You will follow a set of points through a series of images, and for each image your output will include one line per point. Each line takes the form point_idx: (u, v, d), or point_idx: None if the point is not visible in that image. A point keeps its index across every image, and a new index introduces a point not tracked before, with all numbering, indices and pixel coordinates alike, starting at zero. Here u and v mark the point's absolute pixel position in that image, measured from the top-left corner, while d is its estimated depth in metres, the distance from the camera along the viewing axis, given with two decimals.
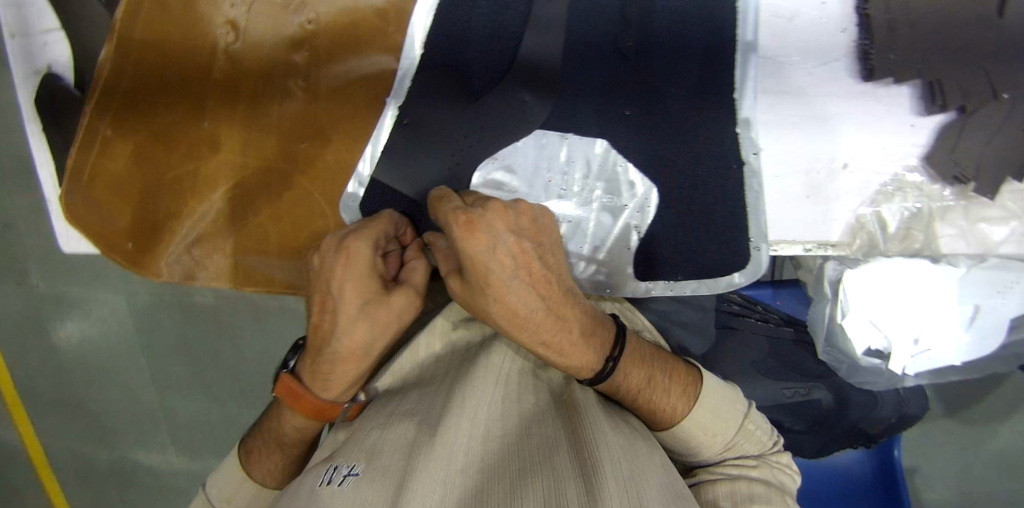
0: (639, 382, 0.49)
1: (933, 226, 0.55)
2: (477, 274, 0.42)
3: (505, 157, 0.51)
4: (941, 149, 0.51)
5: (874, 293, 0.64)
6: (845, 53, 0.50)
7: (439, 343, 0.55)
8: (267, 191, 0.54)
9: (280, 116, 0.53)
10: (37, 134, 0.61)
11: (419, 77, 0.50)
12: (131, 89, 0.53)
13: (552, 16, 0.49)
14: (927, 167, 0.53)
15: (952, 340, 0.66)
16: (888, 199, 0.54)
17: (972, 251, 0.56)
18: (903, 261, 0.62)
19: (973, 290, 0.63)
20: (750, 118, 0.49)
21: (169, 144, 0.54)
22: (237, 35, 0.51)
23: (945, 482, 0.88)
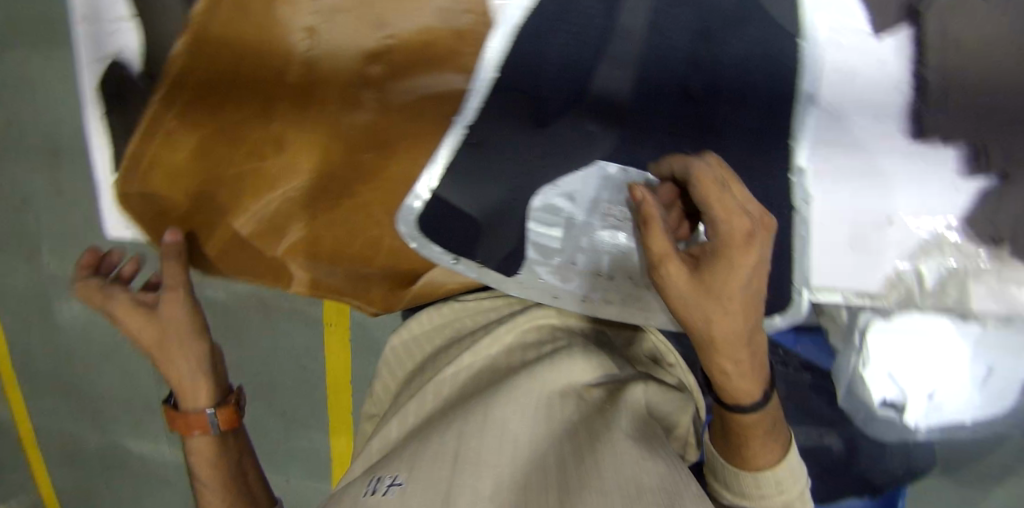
0: (761, 427, 0.50)
1: (967, 285, 0.57)
2: (728, 291, 0.44)
3: (568, 185, 0.55)
4: (982, 211, 0.54)
5: (897, 348, 0.64)
6: (898, 111, 0.51)
7: (479, 360, 0.58)
8: (325, 199, 0.57)
9: (348, 127, 0.53)
10: (100, 118, 0.63)
11: (490, 98, 0.51)
12: (204, 83, 0.54)
13: (622, 51, 0.49)
14: (965, 228, 0.55)
15: (961, 394, 0.66)
16: (923, 256, 0.56)
17: (1001, 311, 0.58)
18: (928, 321, 0.62)
19: (988, 352, 0.65)
20: (806, 167, 0.52)
21: (236, 141, 0.56)
22: (315, 42, 0.50)
23: None
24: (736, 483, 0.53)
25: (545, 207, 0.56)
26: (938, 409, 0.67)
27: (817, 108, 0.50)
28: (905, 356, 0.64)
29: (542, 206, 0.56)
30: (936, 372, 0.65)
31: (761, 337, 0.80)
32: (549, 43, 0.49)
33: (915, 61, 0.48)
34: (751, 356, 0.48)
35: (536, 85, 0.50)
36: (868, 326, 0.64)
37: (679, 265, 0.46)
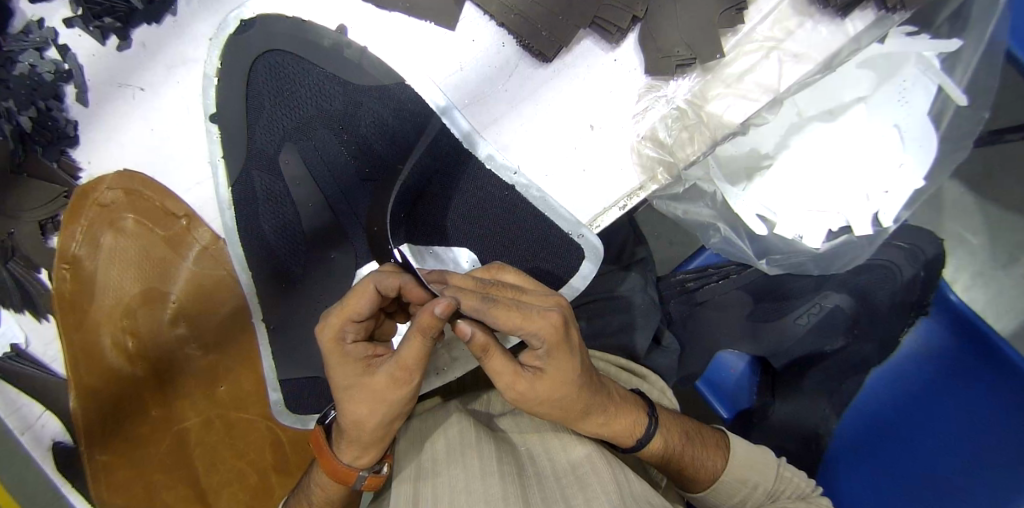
0: (682, 438, 0.59)
1: (711, 87, 0.61)
2: (548, 379, 0.46)
3: (458, 115, 0.60)
4: (648, 49, 0.59)
5: (771, 189, 0.79)
6: (588, 39, 0.60)
7: (457, 413, 0.62)
8: (228, 410, 0.72)
9: (185, 238, 0.68)
10: (73, 493, 0.72)
11: (342, 104, 0.62)
12: (70, 297, 0.68)
13: (323, 32, 0.61)
14: (653, 74, 0.60)
15: (898, 170, 0.79)
16: (718, 72, 0.61)
17: (761, 91, 0.60)
18: (866, 162, 0.79)
19: (880, 117, 0.79)
20: (653, 85, 0.61)
21: (124, 339, 0.69)
22: (112, 186, 0.67)
23: (972, 226, 0.97)
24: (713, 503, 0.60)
25: (451, 126, 0.60)
26: (886, 198, 0.79)
27: (576, 54, 0.60)
28: (777, 191, 0.79)
29: (446, 120, 0.60)
30: (855, 162, 0.79)
31: (688, 272, 0.87)
32: (290, 73, 0.62)
33: (490, 18, 0.59)
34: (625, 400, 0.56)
35: (438, 124, 0.61)
36: (722, 196, 0.77)
37: (525, 380, 0.46)
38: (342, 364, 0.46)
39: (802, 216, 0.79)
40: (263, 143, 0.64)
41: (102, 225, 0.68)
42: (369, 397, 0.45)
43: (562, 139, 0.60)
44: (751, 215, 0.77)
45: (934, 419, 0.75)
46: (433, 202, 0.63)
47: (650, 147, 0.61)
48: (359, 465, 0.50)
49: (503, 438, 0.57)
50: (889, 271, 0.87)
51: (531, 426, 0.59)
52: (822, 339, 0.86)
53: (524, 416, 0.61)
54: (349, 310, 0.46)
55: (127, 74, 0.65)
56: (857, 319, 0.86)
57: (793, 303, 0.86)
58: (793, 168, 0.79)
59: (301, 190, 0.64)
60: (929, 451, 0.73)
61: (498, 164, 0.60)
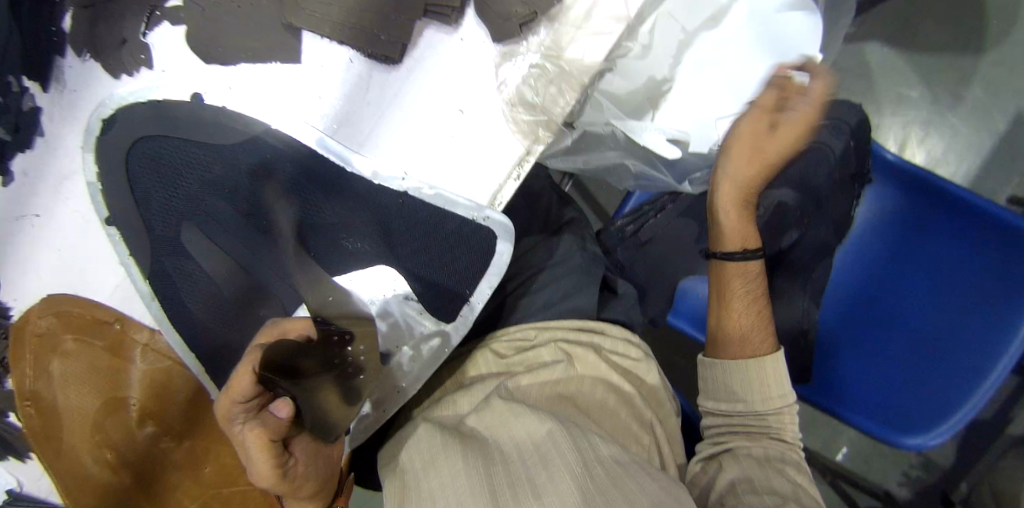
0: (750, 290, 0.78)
1: (564, 32, 0.60)
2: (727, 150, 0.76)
3: (332, 141, 0.59)
4: (491, 15, 0.59)
5: (679, 111, 0.76)
6: (430, 29, 0.60)
7: (432, 420, 0.63)
8: (223, 484, 0.74)
9: (125, 340, 0.70)
10: None
11: (223, 166, 0.63)
12: (43, 427, 0.69)
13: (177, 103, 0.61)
14: (503, 39, 0.59)
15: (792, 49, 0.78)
16: (565, 19, 0.60)
17: (616, 23, 0.60)
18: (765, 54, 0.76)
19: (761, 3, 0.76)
20: (508, 50, 0.60)
21: (101, 453, 0.70)
22: (38, 314, 0.68)
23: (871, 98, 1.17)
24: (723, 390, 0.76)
25: (329, 153, 0.59)
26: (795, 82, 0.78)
27: (423, 46, 0.60)
28: (684, 112, 0.76)
29: (324, 151, 0.59)
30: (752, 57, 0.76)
31: (625, 218, 0.87)
32: (165, 154, 0.63)
33: (330, 39, 0.59)
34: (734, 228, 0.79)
35: (319, 158, 0.61)
36: (625, 134, 0.73)
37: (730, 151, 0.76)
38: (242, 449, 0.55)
39: (716, 126, 0.77)
40: (163, 228, 0.65)
41: (48, 353, 0.69)
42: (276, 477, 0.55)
43: (436, 132, 0.60)
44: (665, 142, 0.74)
45: (917, 274, 0.85)
46: (340, 230, 0.64)
47: (523, 112, 0.60)
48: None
49: (470, 435, 0.58)
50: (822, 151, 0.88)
51: (496, 418, 0.59)
52: (776, 238, 0.90)
53: (486, 407, 0.61)
54: (232, 394, 0.53)
55: (18, 205, 0.64)
56: (806, 210, 0.88)
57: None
58: (691, 85, 0.76)
59: (215, 261, 0.65)
60: (914, 309, 0.85)
61: (383, 177, 0.60)
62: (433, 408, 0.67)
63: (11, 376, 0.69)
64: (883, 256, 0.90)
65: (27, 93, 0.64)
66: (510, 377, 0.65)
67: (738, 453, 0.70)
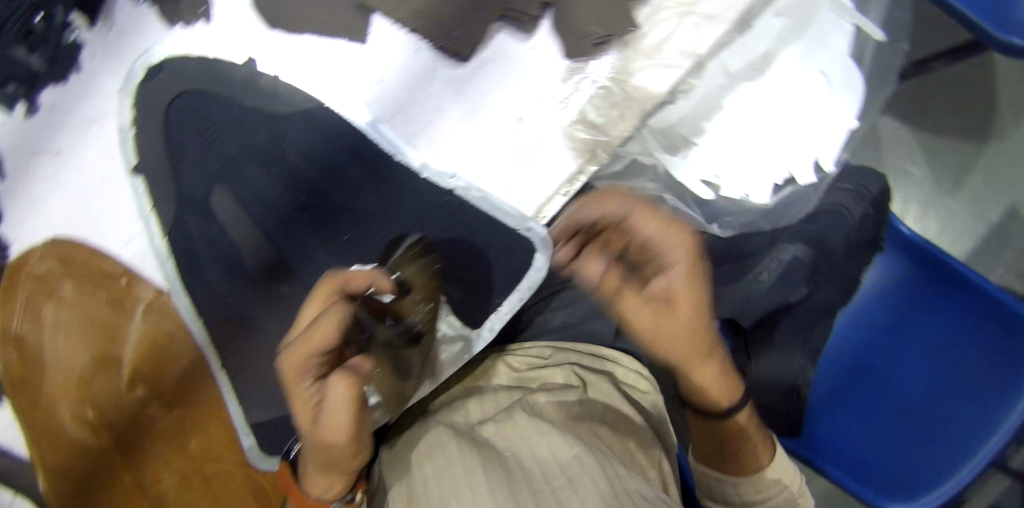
0: (750, 427, 0.61)
1: (632, 59, 0.61)
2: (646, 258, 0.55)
3: (387, 130, 0.59)
4: (565, 30, 0.59)
5: (714, 149, 0.78)
6: (504, 31, 0.60)
7: (445, 426, 0.63)
8: (200, 465, 0.69)
9: (127, 296, 0.66)
10: None
11: (267, 133, 0.60)
12: (26, 374, 0.66)
13: (230, 64, 0.59)
14: (574, 57, 0.60)
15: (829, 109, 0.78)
16: (637, 46, 0.61)
17: (686, 60, 0.60)
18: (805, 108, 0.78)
19: (805, 61, 0.79)
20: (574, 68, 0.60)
21: (84, 410, 0.67)
22: (46, 257, 0.65)
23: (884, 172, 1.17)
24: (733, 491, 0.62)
25: (380, 141, 0.59)
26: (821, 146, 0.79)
27: (495, 47, 0.59)
28: (720, 155, 0.78)
29: (377, 137, 0.59)
30: (784, 116, 0.78)
31: None
32: (208, 112, 0.61)
33: (401, 26, 0.58)
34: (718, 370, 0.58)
35: (366, 141, 0.60)
36: (664, 167, 0.80)
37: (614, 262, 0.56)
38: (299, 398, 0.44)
39: (749, 176, 0.78)
40: (191, 187, 0.62)
41: (43, 298, 0.66)
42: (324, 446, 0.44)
43: (493, 136, 0.60)
44: (695, 181, 0.79)
45: (915, 342, 0.87)
46: (377, 217, 0.62)
47: (582, 130, 0.61)
48: (330, 498, 0.48)
49: (486, 447, 0.58)
50: (838, 212, 0.88)
51: (515, 431, 0.59)
52: (786, 291, 0.85)
53: (507, 421, 0.61)
54: (311, 343, 0.43)
55: (41, 139, 0.63)
56: (816, 268, 0.86)
57: (751, 262, 0.88)
58: (728, 132, 0.78)
59: (238, 230, 0.62)
60: (913, 381, 0.86)
61: (434, 172, 0.59)
62: (446, 412, 0.66)
63: None
64: (880, 324, 0.91)
65: (71, 25, 0.61)
66: (528, 393, 0.66)
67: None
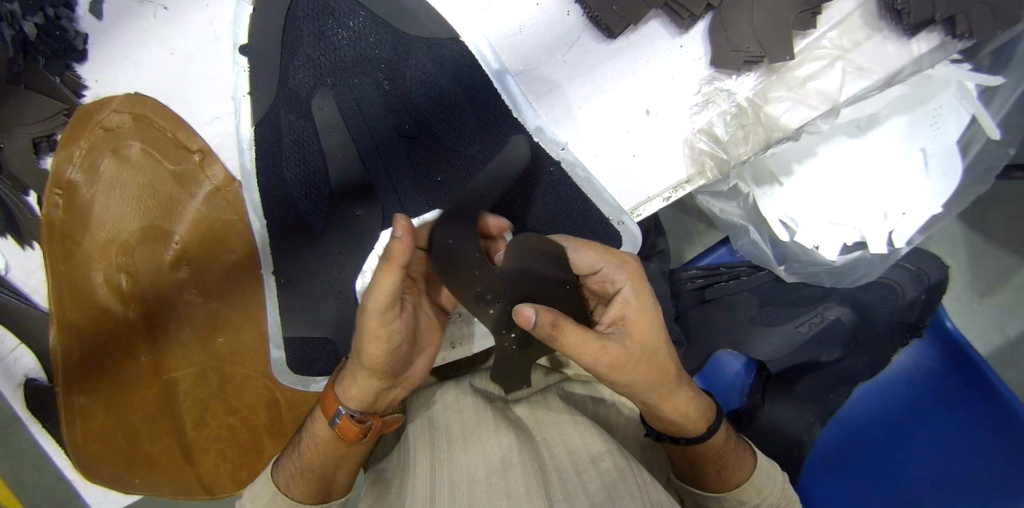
0: (725, 443, 0.55)
1: (770, 88, 0.60)
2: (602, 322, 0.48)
3: (509, 85, 0.56)
4: (719, 39, 0.58)
5: (800, 195, 0.75)
6: (659, 21, 0.58)
7: (470, 393, 0.60)
8: (218, 362, 0.68)
9: (194, 174, 0.64)
10: (41, 430, 0.69)
11: (388, 52, 0.58)
12: (66, 224, 0.63)
13: None
14: (718, 69, 0.59)
15: (919, 191, 0.75)
16: (783, 75, 0.60)
17: (822, 107, 0.59)
18: (897, 183, 0.74)
19: (915, 136, 0.74)
20: (712, 79, 0.59)
21: (120, 276, 0.65)
22: (117, 111, 0.62)
23: (990, 293, 0.89)
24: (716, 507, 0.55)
25: (502, 92, 0.57)
26: (902, 220, 0.75)
27: (644, 34, 0.58)
28: (803, 200, 0.75)
29: (500, 89, 0.57)
30: (876, 180, 0.74)
31: (698, 270, 0.83)
32: (337, 12, 0.58)
33: None
34: (731, 450, 0.56)
35: (489, 89, 0.58)
36: (754, 198, 0.76)
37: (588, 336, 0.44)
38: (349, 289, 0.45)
39: (823, 228, 0.75)
40: (295, 84, 0.59)
41: (105, 150, 0.63)
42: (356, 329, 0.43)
43: (617, 121, 0.58)
44: (776, 220, 0.75)
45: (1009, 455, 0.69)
46: (477, 167, 0.59)
47: (703, 141, 0.59)
48: (341, 400, 0.48)
49: (515, 422, 0.55)
50: (892, 291, 0.81)
51: (547, 413, 0.56)
52: (819, 350, 0.81)
53: (540, 404, 0.58)
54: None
55: None
56: (857, 335, 0.81)
57: (794, 312, 0.82)
58: (816, 179, 0.74)
59: (328, 138, 0.59)
60: (901, 455, 0.74)
61: (546, 138, 0.57)
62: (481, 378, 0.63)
63: (56, 155, 0.62)
64: (897, 412, 0.78)
65: None
66: (563, 381, 0.63)
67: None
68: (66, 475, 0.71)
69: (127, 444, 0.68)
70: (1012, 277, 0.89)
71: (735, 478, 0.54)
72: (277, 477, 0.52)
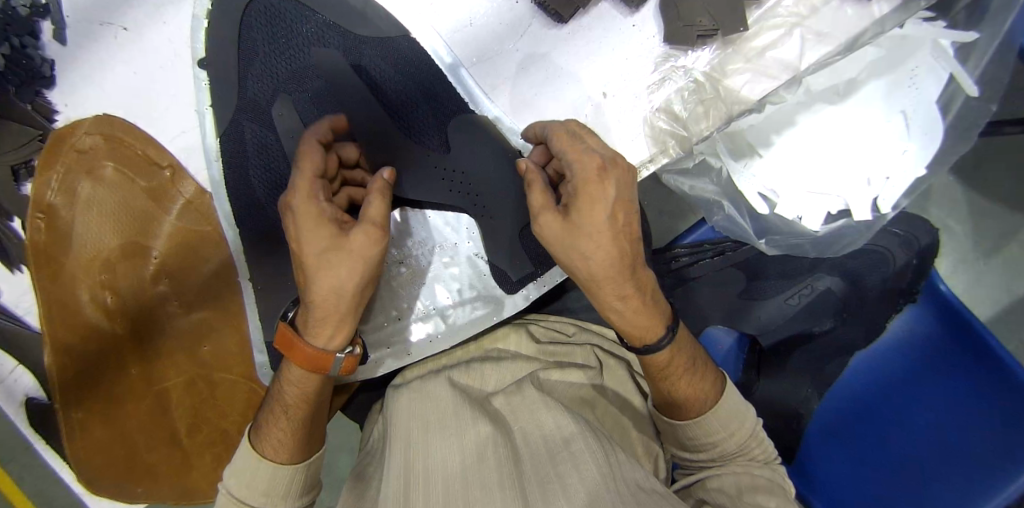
0: (683, 365, 0.55)
1: (728, 60, 0.60)
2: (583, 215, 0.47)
3: (463, 80, 0.59)
4: (670, 15, 0.57)
5: (778, 166, 0.73)
6: (609, 3, 0.58)
7: (448, 388, 0.61)
8: (206, 369, 0.70)
9: (167, 189, 0.65)
10: (46, 446, 0.72)
11: (343, 55, 0.59)
12: (47, 246, 0.64)
13: None
14: (674, 46, 0.59)
15: (900, 154, 0.73)
16: (740, 46, 0.59)
17: (783, 76, 0.59)
18: (875, 147, 0.73)
19: (891, 100, 0.72)
20: (669, 56, 0.59)
21: (105, 293, 0.67)
22: (86, 133, 0.63)
23: (982, 250, 0.88)
24: (682, 436, 0.56)
25: (460, 87, 0.59)
26: (888, 185, 0.73)
27: (596, 17, 0.58)
28: (783, 170, 0.73)
29: (456, 84, 0.59)
30: (854, 146, 0.73)
31: (684, 247, 0.80)
32: (290, 19, 0.58)
33: None
34: (698, 375, 0.56)
35: (445, 83, 0.59)
36: (728, 172, 0.74)
37: (558, 217, 0.49)
38: (311, 229, 0.47)
39: (804, 198, 0.73)
40: (254, 93, 0.59)
41: (79, 173, 0.64)
42: (344, 261, 0.47)
43: (573, 104, 0.59)
44: (755, 193, 0.73)
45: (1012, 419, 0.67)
46: (438, 163, 0.61)
47: (663, 120, 0.59)
48: (333, 346, 0.51)
49: (493, 417, 0.55)
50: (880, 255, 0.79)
51: (523, 403, 0.56)
52: (812, 320, 0.80)
53: (516, 394, 0.58)
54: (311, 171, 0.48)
55: (109, 11, 0.61)
56: (848, 303, 0.79)
57: (784, 284, 0.80)
58: (794, 150, 0.73)
59: (291, 140, 0.60)
60: (900, 427, 0.72)
61: (506, 126, 0.59)
62: (459, 373, 0.63)
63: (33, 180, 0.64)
64: (892, 382, 0.76)
65: None
66: (542, 367, 0.62)
67: (710, 490, 0.53)
68: (73, 488, 0.72)
69: (125, 454, 0.70)
70: (1008, 233, 0.87)
71: (698, 401, 0.55)
72: (256, 441, 0.53)
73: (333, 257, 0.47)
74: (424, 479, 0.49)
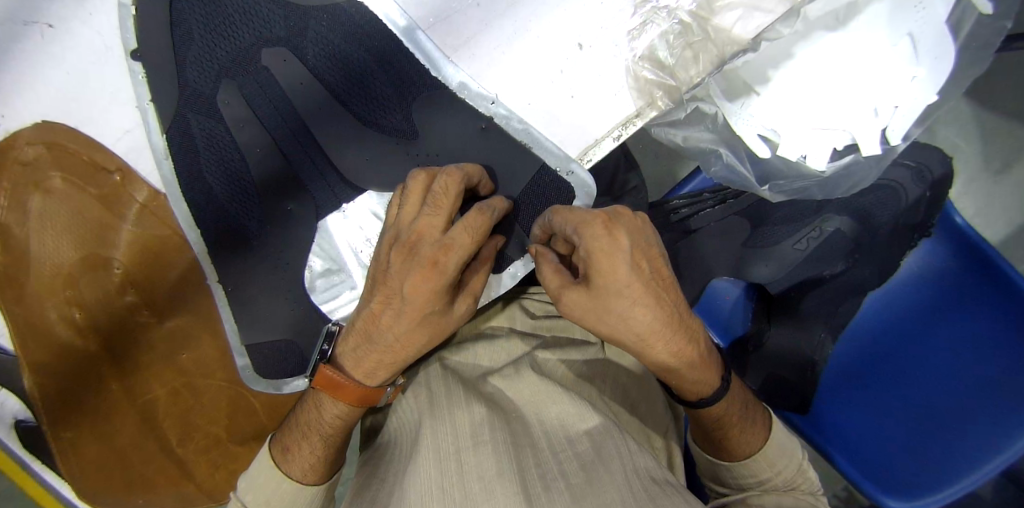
0: (734, 418, 0.50)
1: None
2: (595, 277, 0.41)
3: (413, 42, 0.51)
4: None
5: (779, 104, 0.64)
6: None
7: (439, 370, 0.58)
8: (190, 377, 0.67)
9: (121, 195, 0.61)
10: (41, 466, 0.70)
11: (287, 30, 0.53)
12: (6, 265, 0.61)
13: None
14: None
15: (910, 81, 0.63)
16: None
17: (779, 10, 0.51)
18: (884, 76, 0.63)
19: (898, 21, 0.62)
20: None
21: (75, 311, 0.63)
22: (25, 141, 0.59)
23: (999, 176, 0.82)
24: (725, 473, 0.52)
25: (414, 49, 0.51)
26: (897, 114, 0.64)
27: None
28: (785, 107, 0.64)
29: (411, 47, 0.51)
30: (861, 74, 0.63)
31: (680, 199, 0.76)
32: None
33: None
34: (748, 419, 0.52)
35: (402, 48, 0.52)
36: (723, 116, 0.66)
37: (574, 291, 0.43)
38: (408, 272, 0.42)
39: (809, 136, 0.64)
40: (196, 83, 0.54)
41: (27, 187, 0.60)
42: (432, 328, 0.45)
43: (545, 59, 0.53)
44: (754, 135, 0.65)
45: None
46: (403, 140, 0.55)
47: (648, 69, 0.54)
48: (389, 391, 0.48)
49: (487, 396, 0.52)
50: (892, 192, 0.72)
51: (522, 386, 0.53)
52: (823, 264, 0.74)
53: (514, 375, 0.54)
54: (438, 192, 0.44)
55: (28, 7, 0.55)
56: (861, 244, 0.74)
57: (789, 228, 0.74)
58: (794, 84, 0.64)
59: (244, 131, 0.55)
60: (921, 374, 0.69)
61: (471, 93, 0.51)
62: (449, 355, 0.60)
63: None
64: (907, 320, 0.72)
65: None
66: (538, 346, 0.59)
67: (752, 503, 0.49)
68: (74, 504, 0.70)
69: (122, 468, 0.68)
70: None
71: (748, 450, 0.51)
72: (281, 460, 0.50)
73: (419, 313, 0.43)
74: (416, 465, 0.47)
